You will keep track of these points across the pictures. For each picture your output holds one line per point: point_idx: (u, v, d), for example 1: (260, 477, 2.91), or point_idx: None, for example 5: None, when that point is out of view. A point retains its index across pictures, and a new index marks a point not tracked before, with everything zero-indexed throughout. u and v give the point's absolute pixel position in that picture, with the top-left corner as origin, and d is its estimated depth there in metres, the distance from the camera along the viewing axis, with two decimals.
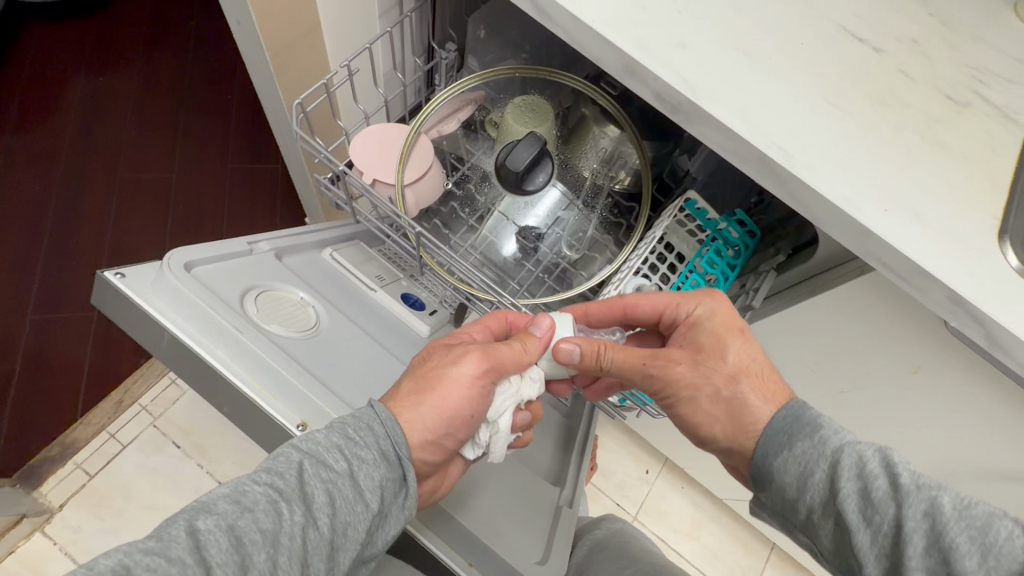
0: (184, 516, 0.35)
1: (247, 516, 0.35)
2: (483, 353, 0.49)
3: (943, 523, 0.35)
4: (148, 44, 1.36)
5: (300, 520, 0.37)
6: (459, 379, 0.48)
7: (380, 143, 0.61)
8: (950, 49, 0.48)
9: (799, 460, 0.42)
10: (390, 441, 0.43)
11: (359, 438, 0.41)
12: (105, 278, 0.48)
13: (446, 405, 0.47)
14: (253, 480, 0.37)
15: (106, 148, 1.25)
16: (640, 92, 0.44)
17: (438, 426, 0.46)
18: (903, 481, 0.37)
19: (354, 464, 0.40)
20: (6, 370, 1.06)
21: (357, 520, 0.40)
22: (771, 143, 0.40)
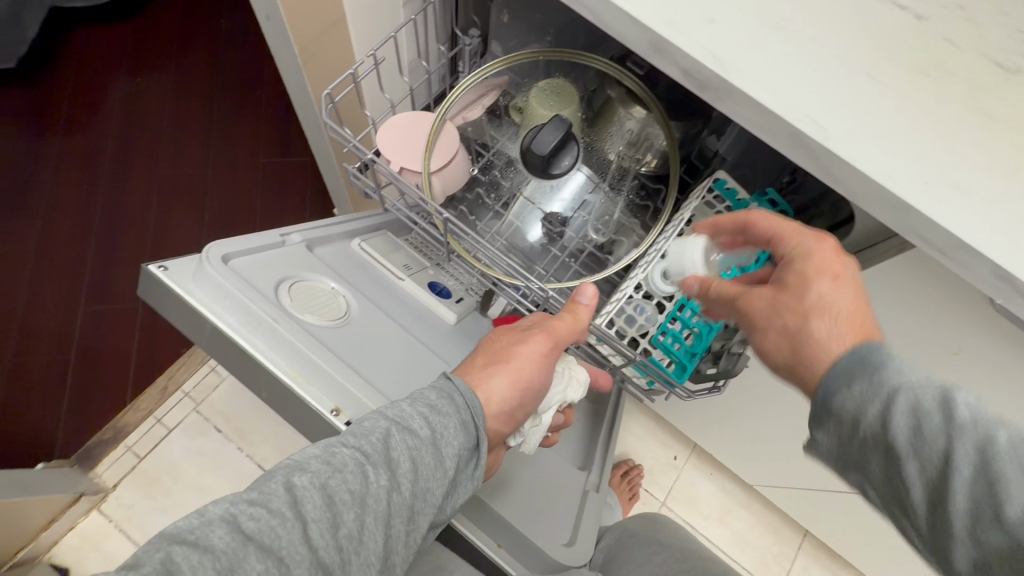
0: (280, 472, 0.37)
1: (338, 477, 0.37)
2: (548, 332, 0.51)
3: (1000, 459, 0.30)
4: (179, 43, 1.40)
5: (386, 483, 0.38)
6: (529, 356, 0.51)
7: (406, 131, 0.62)
8: (998, 13, 0.45)
9: (849, 396, 0.36)
10: (469, 412, 0.44)
11: (441, 407, 0.43)
12: (149, 271, 0.51)
13: (520, 376, 0.49)
14: (342, 443, 0.39)
15: (145, 145, 1.30)
16: (667, 69, 0.43)
17: (511, 398, 0.49)
18: (960, 413, 0.32)
19: (435, 432, 0.42)
20: (61, 358, 1.12)
21: (435, 486, 0.41)
22: (804, 117, 0.39)
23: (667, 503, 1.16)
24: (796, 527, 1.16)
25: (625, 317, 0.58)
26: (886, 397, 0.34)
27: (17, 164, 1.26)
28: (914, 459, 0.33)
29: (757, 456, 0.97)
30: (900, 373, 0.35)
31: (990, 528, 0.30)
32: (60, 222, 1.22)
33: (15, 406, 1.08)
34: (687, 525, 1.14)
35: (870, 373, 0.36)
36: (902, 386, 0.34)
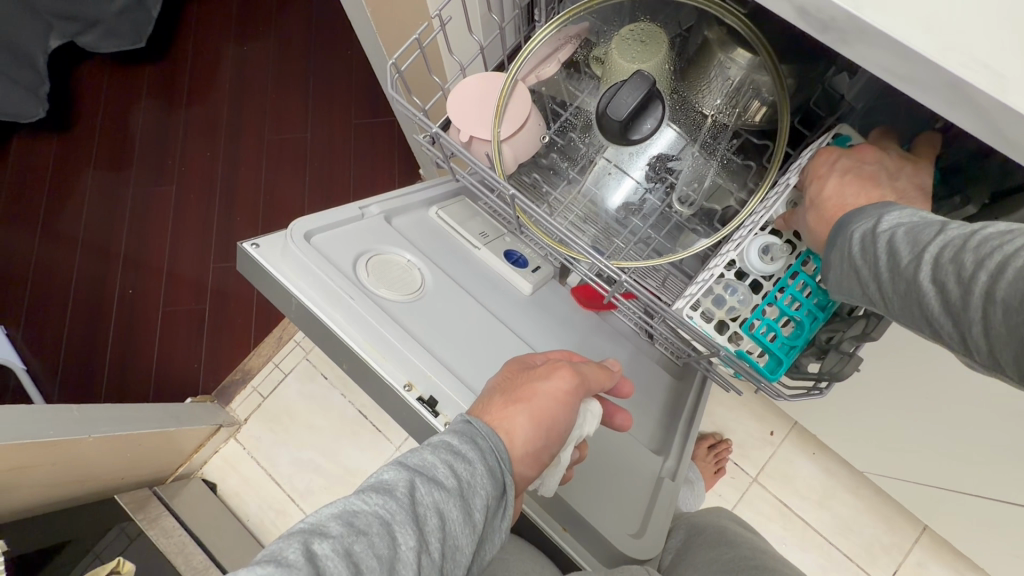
0: (298, 539, 0.32)
1: (362, 541, 0.33)
2: (572, 370, 0.48)
3: (896, 242, 0.34)
4: (277, 11, 1.46)
5: (414, 544, 0.34)
6: (552, 394, 0.46)
7: (476, 96, 0.58)
8: None
9: (826, 247, 0.41)
10: (494, 457, 0.40)
11: (466, 452, 0.39)
12: (245, 249, 0.56)
13: (545, 415, 0.44)
14: (362, 501, 0.35)
15: (253, 112, 1.39)
16: (777, 7, 0.35)
17: (536, 439, 0.43)
18: (880, 225, 0.36)
19: (463, 481, 0.38)
20: (199, 308, 1.30)
21: (464, 544, 0.37)
22: (972, 63, 0.29)
23: (759, 480, 1.09)
24: (912, 519, 1.04)
25: (713, 298, 0.51)
26: (836, 231, 0.40)
27: (153, 135, 1.42)
28: (855, 261, 0.37)
29: (870, 442, 0.87)
30: (851, 216, 0.40)
31: (898, 283, 0.34)
32: (187, 189, 1.37)
33: (168, 348, 1.28)
34: (781, 504, 1.07)
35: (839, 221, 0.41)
36: (851, 218, 0.39)
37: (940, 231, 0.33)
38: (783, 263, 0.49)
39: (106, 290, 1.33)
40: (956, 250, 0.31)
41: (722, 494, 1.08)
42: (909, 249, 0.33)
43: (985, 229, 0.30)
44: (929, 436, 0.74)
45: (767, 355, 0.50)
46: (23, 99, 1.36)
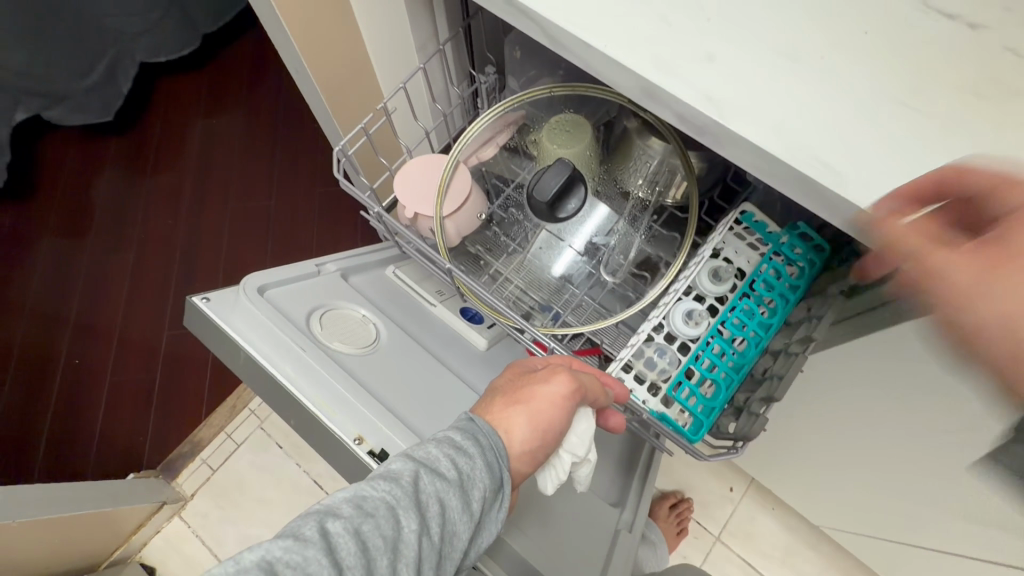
0: (314, 516, 0.35)
1: (370, 521, 0.35)
2: (574, 373, 0.45)
3: None
4: (248, 87, 1.52)
5: (415, 528, 0.36)
6: (551, 397, 0.44)
7: (421, 176, 0.63)
8: None
9: None
10: (494, 454, 0.41)
11: (467, 447, 0.40)
12: (194, 303, 0.56)
13: (542, 419, 0.43)
14: (371, 487, 0.37)
15: (219, 179, 1.43)
16: (663, 114, 0.41)
17: (533, 440, 0.43)
18: None
19: (463, 475, 0.39)
20: (149, 376, 1.26)
21: (461, 531, 0.39)
22: (816, 163, 0.36)
23: (721, 538, 1.09)
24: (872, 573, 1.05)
25: (644, 360, 0.54)
26: None
27: (115, 202, 1.43)
28: None
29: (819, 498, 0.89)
30: None
31: None
32: (147, 255, 1.37)
33: (114, 419, 1.22)
34: (744, 563, 1.06)
35: None
36: None
37: None
38: (706, 326, 0.53)
39: (53, 356, 1.29)
40: None
41: (685, 554, 1.08)
42: None
43: None
44: (869, 490, 0.76)
45: (691, 417, 0.52)
46: None
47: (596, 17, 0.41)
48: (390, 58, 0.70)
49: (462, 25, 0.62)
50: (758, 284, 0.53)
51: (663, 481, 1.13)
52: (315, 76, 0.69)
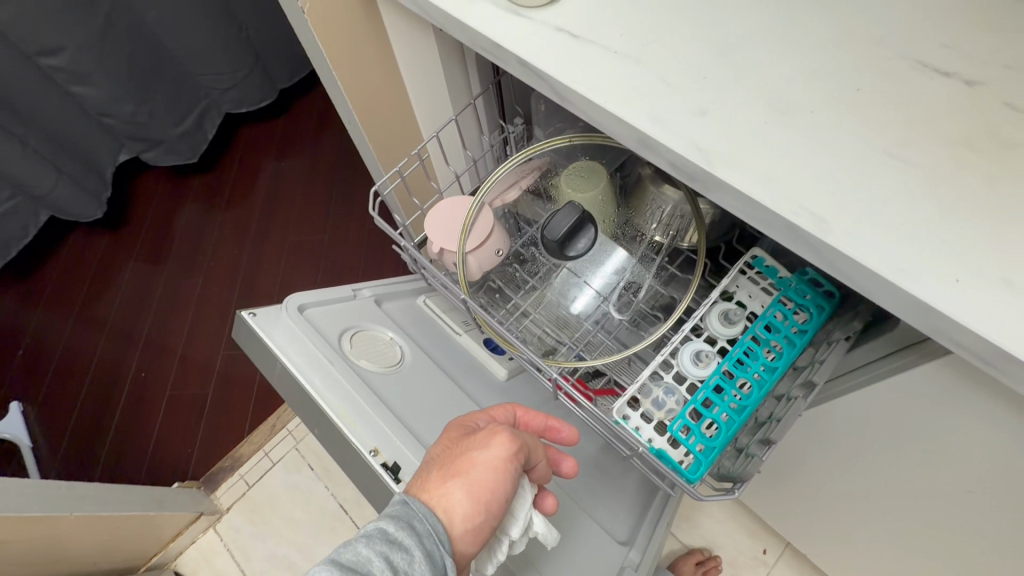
0: None
1: None
2: (512, 436, 0.47)
3: None
4: (313, 134, 1.69)
5: None
6: (490, 464, 0.46)
7: (448, 215, 0.68)
8: None
9: None
10: (433, 540, 0.41)
11: (402, 540, 0.40)
12: (242, 317, 0.62)
13: (483, 489, 0.45)
14: None
15: (281, 214, 1.57)
16: (658, 162, 0.44)
17: (476, 514, 0.44)
18: None
19: (399, 571, 0.38)
20: (202, 393, 1.36)
21: None
22: (800, 209, 0.38)
23: None
24: None
25: (653, 400, 0.54)
26: None
27: (191, 233, 1.60)
28: None
29: (855, 567, 0.82)
30: None
31: None
32: (212, 281, 1.51)
33: (167, 431, 1.32)
34: None
35: None
36: None
37: None
38: (714, 367, 0.53)
39: (123, 370, 1.42)
40: None
41: None
42: None
43: None
44: (907, 562, 0.70)
45: (692, 457, 0.51)
46: (85, 202, 1.58)
47: (600, 77, 0.46)
48: (429, 110, 0.77)
49: (492, 82, 0.69)
50: (765, 327, 0.53)
51: (688, 536, 1.08)
52: (364, 127, 0.78)
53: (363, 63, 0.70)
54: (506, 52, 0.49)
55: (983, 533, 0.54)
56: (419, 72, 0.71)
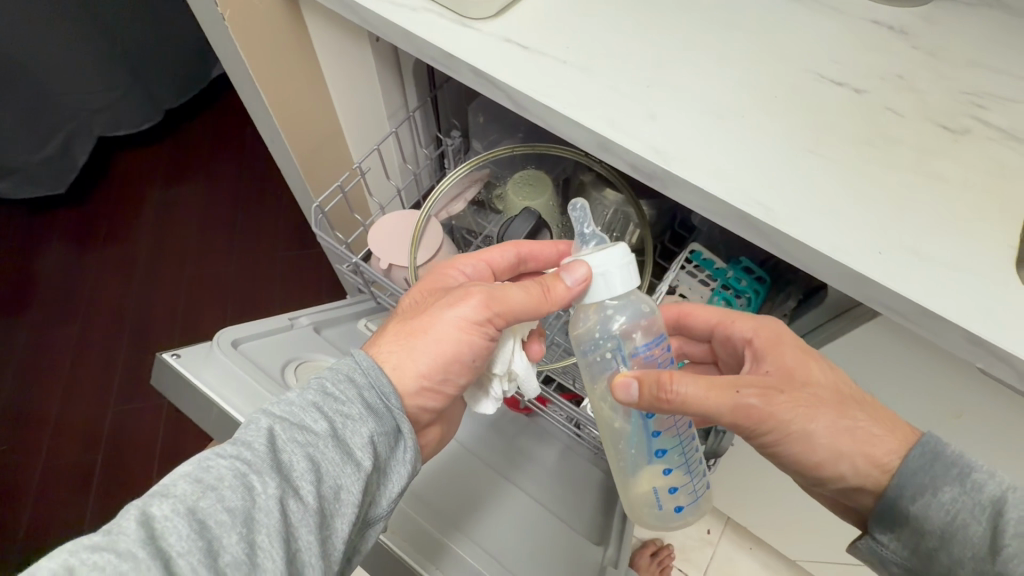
0: (138, 504, 0.32)
1: (211, 496, 0.32)
2: (485, 298, 0.45)
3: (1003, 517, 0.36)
4: (208, 156, 1.52)
5: (274, 491, 0.33)
6: (451, 320, 0.45)
7: (393, 229, 0.66)
8: (921, 96, 0.49)
9: (948, 506, 0.39)
10: (377, 393, 0.40)
11: (340, 392, 0.38)
12: (163, 360, 0.54)
13: (442, 346, 0.44)
14: (217, 455, 0.34)
15: (176, 245, 1.40)
16: (617, 164, 0.47)
17: (432, 370, 0.44)
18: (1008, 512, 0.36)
19: (336, 422, 0.37)
20: (90, 459, 1.16)
21: (348, 482, 0.36)
22: (749, 200, 0.42)
23: None
24: None
25: None
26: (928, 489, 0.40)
27: (61, 275, 1.38)
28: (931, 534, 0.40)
29: (794, 531, 0.89)
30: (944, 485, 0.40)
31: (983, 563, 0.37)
32: (94, 328, 1.31)
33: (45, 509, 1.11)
34: None
35: (919, 478, 0.40)
36: (943, 481, 0.40)
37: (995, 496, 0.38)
38: None
39: None
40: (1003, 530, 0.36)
41: None
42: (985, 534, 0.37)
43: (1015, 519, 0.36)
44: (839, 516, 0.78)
45: None
46: None
47: (555, 86, 0.47)
48: (362, 124, 0.75)
49: (429, 95, 0.70)
50: None
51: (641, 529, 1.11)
52: (294, 155, 0.73)
53: (289, 73, 0.65)
54: (459, 63, 0.49)
55: None
56: (350, 85, 0.69)
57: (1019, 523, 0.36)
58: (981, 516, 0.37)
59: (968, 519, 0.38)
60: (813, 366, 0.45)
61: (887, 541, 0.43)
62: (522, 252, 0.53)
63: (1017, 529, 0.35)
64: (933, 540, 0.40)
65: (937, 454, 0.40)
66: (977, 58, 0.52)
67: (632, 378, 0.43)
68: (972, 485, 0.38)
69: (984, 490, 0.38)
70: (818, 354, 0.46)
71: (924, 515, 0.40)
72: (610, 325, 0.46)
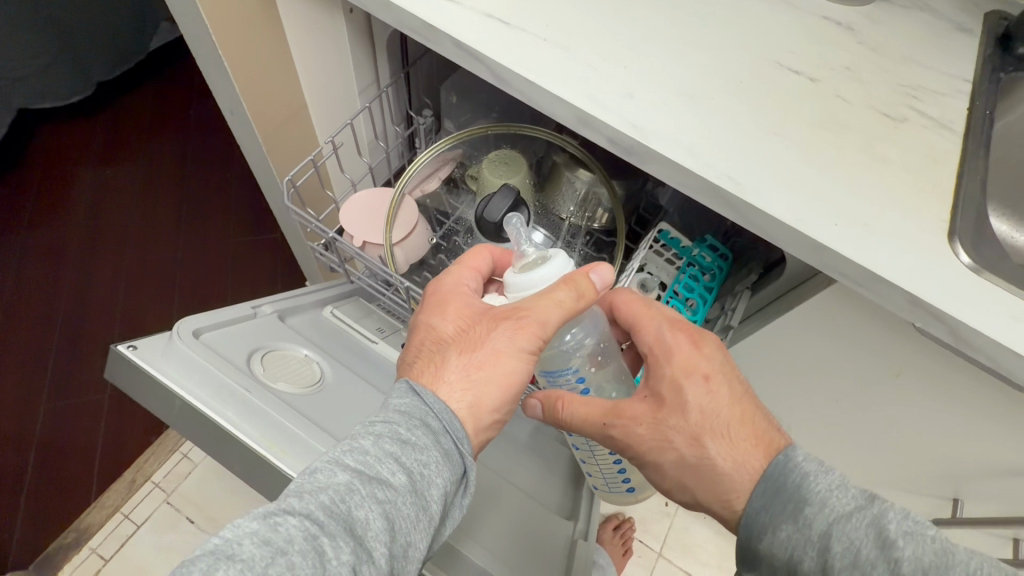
0: (204, 562, 0.30)
1: (283, 560, 0.31)
2: (544, 327, 0.44)
3: (832, 555, 0.37)
4: (148, 135, 1.42)
5: (348, 557, 0.33)
6: (514, 353, 0.44)
7: (366, 206, 0.65)
8: (865, 86, 0.54)
9: (785, 546, 0.40)
10: (451, 439, 0.40)
11: (416, 441, 0.39)
12: (118, 352, 0.50)
13: (510, 379, 0.44)
14: (287, 512, 0.33)
15: (114, 230, 1.30)
16: (596, 139, 0.49)
17: (502, 403, 0.44)
18: (836, 549, 0.37)
19: (412, 475, 0.37)
20: (22, 459, 1.07)
21: (418, 537, 0.37)
22: (720, 174, 0.45)
23: (664, 553, 1.12)
24: None
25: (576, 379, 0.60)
26: (766, 525, 0.41)
27: None
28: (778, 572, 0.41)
29: None
30: (781, 524, 0.40)
31: None
32: (22, 319, 1.20)
33: None
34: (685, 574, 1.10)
35: (758, 516, 0.41)
36: (782, 519, 0.40)
37: (826, 531, 0.38)
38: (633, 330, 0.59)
39: None
40: (836, 565, 0.37)
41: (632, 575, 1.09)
42: (819, 570, 0.38)
43: (844, 554, 0.37)
44: None
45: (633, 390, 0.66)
46: None
47: (534, 61, 0.49)
48: (329, 99, 0.73)
49: (402, 73, 0.70)
50: (683, 288, 0.60)
51: (605, 505, 1.14)
52: (261, 134, 0.70)
53: (257, 43, 0.62)
54: (441, 35, 0.50)
55: (851, 438, 0.67)
56: (318, 58, 0.67)
57: (843, 557, 0.37)
58: (812, 550, 0.38)
59: (803, 555, 0.39)
60: (686, 390, 0.47)
61: (748, 574, 0.43)
62: (494, 254, 0.53)
63: (844, 562, 0.37)
64: (779, 574, 0.40)
65: (780, 486, 0.41)
66: (912, 55, 0.58)
67: (535, 400, 0.50)
68: (805, 522, 0.39)
69: (816, 525, 0.38)
70: (698, 374, 0.47)
71: (770, 552, 0.41)
72: (557, 343, 0.50)
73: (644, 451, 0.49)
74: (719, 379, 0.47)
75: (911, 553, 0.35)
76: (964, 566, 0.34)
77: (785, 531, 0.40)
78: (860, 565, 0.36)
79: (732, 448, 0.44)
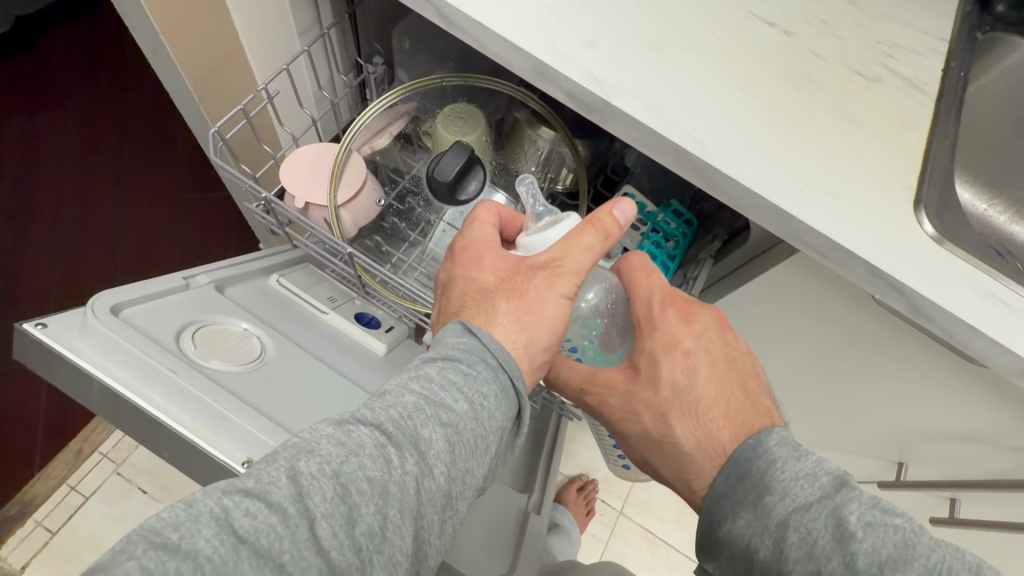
0: (285, 455, 0.30)
1: (352, 461, 0.30)
2: (580, 264, 0.42)
3: (788, 547, 0.35)
4: (78, 81, 1.29)
5: (413, 468, 0.31)
6: (559, 296, 0.41)
7: (310, 163, 0.59)
8: (841, 42, 0.50)
9: (743, 534, 0.38)
10: (508, 375, 0.37)
11: (477, 372, 0.36)
12: (24, 331, 0.45)
13: (561, 319, 0.41)
14: (358, 420, 0.32)
15: (43, 185, 1.19)
16: (553, 93, 0.44)
17: (557, 343, 0.41)
18: (792, 541, 0.35)
19: (474, 404, 0.35)
20: None
21: (477, 465, 0.34)
22: (685, 134, 0.42)
23: (625, 511, 1.14)
24: None
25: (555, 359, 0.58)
26: (727, 511, 0.40)
27: None
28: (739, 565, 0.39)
29: None
30: (740, 510, 0.39)
31: None
32: None
33: None
34: (644, 531, 1.13)
35: (718, 498, 0.40)
36: (742, 505, 0.39)
37: (783, 520, 0.36)
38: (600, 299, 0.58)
39: None
40: (789, 557, 0.35)
41: (593, 532, 1.12)
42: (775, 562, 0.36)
43: (800, 546, 0.35)
44: None
45: None
46: None
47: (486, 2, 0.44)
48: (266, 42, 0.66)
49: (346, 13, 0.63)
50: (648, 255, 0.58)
51: (568, 466, 1.16)
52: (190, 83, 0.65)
53: None
54: None
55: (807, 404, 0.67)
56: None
57: (799, 548, 0.35)
58: (769, 541, 0.37)
59: (759, 543, 0.37)
60: (662, 365, 0.45)
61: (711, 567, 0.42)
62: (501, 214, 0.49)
63: (799, 554, 0.35)
64: (739, 565, 0.39)
65: (745, 472, 0.39)
66: (891, 10, 0.54)
67: None
68: (764, 510, 0.37)
69: (775, 513, 0.37)
70: (678, 349, 0.45)
71: (729, 541, 0.39)
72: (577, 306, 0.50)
73: (612, 420, 0.49)
74: (699, 356, 0.45)
75: (869, 548, 0.32)
76: (924, 562, 0.31)
77: (742, 517, 0.38)
78: (816, 559, 0.34)
79: (698, 427, 0.44)
